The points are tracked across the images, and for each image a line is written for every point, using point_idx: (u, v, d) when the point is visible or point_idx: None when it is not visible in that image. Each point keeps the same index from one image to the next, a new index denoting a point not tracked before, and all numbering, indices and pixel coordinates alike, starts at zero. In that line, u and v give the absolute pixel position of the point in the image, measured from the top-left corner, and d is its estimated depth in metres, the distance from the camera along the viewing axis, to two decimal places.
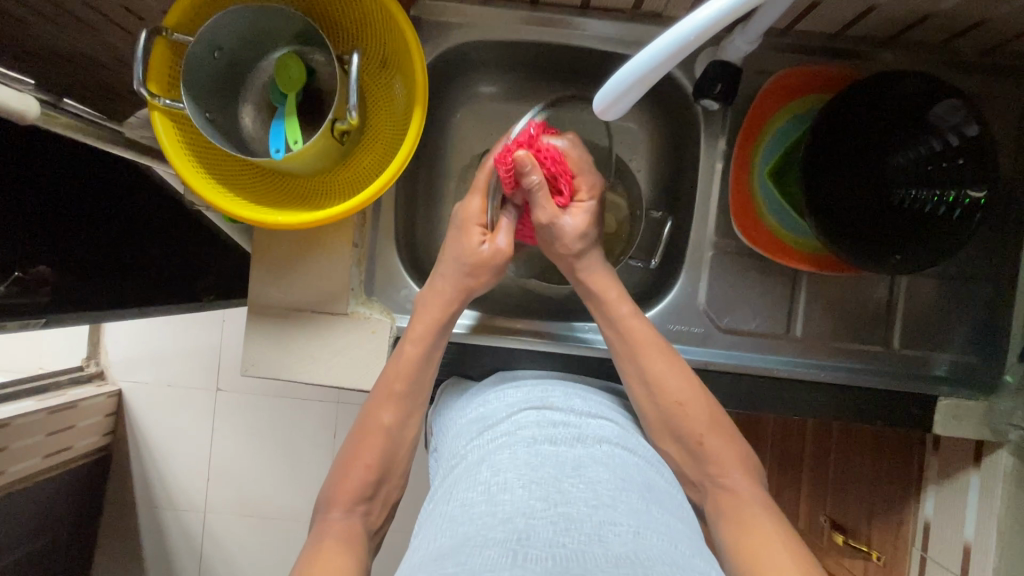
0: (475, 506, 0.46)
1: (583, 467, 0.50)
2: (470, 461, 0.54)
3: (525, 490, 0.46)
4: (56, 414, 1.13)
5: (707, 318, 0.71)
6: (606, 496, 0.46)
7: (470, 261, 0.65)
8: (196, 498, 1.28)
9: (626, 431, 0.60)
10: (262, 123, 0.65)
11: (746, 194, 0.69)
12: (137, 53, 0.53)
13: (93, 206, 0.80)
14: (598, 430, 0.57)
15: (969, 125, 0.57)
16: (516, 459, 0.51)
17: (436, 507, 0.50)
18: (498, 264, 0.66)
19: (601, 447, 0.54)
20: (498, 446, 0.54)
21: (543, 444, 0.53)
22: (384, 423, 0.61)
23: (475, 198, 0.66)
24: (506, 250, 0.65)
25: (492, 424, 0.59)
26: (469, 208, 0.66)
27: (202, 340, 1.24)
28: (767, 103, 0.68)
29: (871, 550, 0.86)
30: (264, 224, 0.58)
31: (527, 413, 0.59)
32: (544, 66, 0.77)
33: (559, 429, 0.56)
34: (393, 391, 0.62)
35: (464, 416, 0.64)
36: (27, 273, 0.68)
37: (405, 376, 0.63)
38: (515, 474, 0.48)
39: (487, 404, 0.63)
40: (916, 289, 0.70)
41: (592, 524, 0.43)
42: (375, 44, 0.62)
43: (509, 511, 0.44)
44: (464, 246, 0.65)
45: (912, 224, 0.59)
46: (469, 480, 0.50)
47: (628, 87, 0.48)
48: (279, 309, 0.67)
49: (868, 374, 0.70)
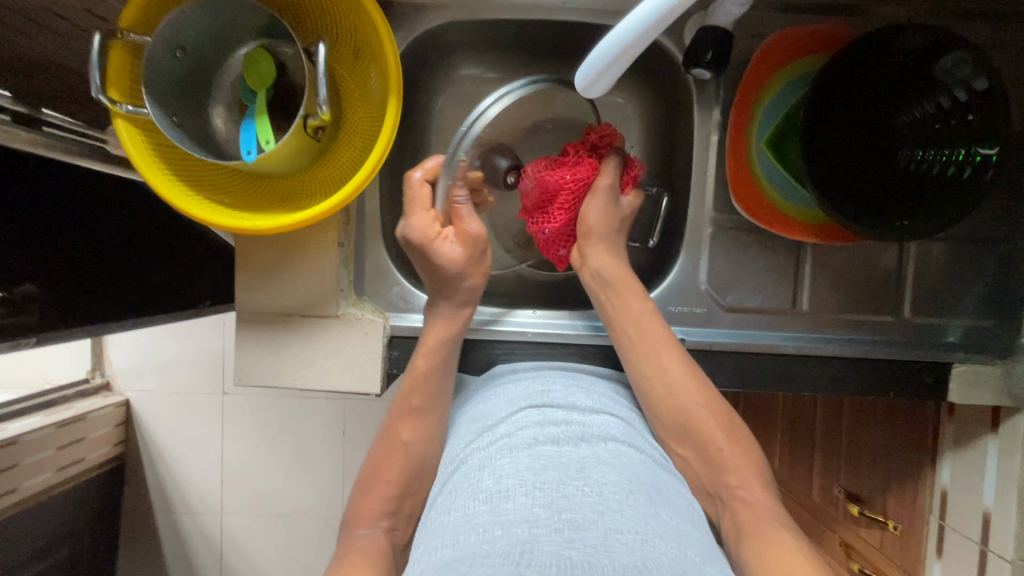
0: (477, 516, 0.44)
1: (587, 468, 0.49)
2: (471, 466, 0.52)
3: (528, 497, 0.45)
4: (65, 428, 1.13)
5: (711, 297, 0.68)
6: (612, 500, 0.45)
7: (456, 267, 0.62)
8: (211, 501, 1.28)
9: (633, 428, 0.59)
10: (234, 124, 0.62)
11: (745, 167, 0.66)
12: (90, 58, 0.50)
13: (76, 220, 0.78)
14: (602, 428, 0.56)
15: (978, 78, 0.54)
16: (517, 463, 0.49)
17: (438, 516, 0.48)
18: (479, 251, 0.63)
19: (606, 447, 0.53)
20: (499, 449, 0.52)
21: (545, 446, 0.51)
22: (404, 439, 0.60)
23: (416, 213, 0.61)
24: (480, 235, 0.63)
25: (491, 426, 0.57)
26: (415, 225, 0.61)
27: (202, 346, 1.23)
28: (761, 69, 0.65)
29: (888, 519, 0.85)
30: (242, 231, 0.55)
31: (528, 413, 0.57)
32: (527, 42, 0.74)
33: (560, 428, 0.54)
34: (410, 406, 0.61)
35: (466, 415, 0.63)
36: (14, 293, 0.66)
37: (421, 389, 0.62)
38: (517, 479, 0.47)
39: (486, 402, 0.62)
40: (926, 254, 0.67)
41: (597, 532, 0.41)
42: (345, 32, 0.59)
43: (511, 520, 0.43)
44: (440, 258, 0.61)
45: (921, 188, 0.56)
46: (470, 487, 0.49)
47: (608, 61, 0.45)
48: (269, 315, 0.65)
49: (879, 345, 0.67)
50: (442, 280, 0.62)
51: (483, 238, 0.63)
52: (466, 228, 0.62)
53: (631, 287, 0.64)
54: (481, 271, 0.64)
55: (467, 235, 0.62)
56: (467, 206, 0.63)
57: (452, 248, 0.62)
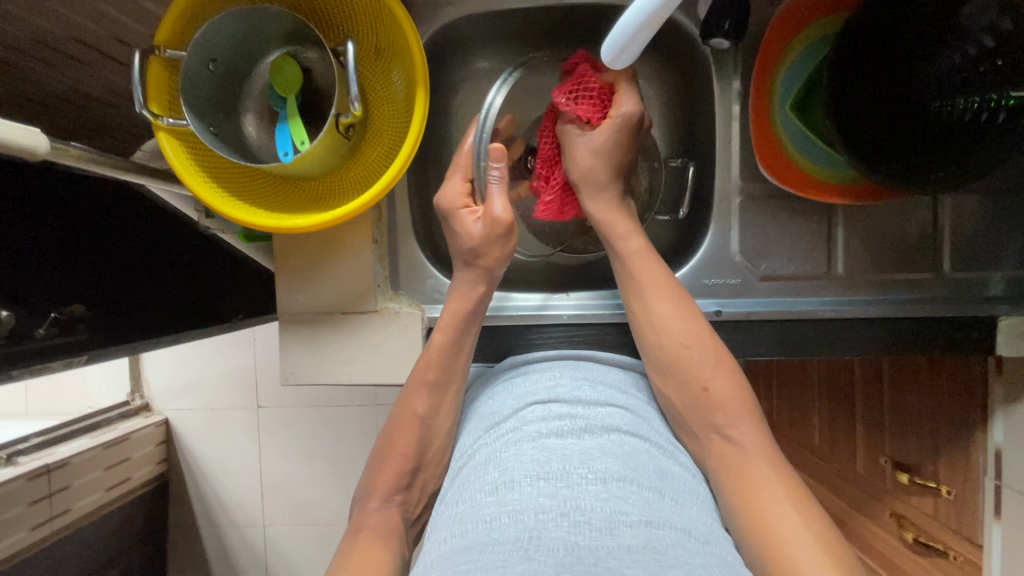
0: (485, 506, 0.47)
1: (591, 459, 0.51)
2: (477, 460, 0.55)
3: (533, 487, 0.47)
4: (110, 448, 1.17)
5: (745, 268, 0.68)
6: (616, 488, 0.47)
7: (473, 243, 0.64)
8: (254, 512, 1.31)
9: (639, 418, 0.60)
10: (265, 130, 0.65)
11: (770, 132, 0.66)
12: (132, 76, 0.53)
13: (106, 244, 0.81)
14: (606, 419, 0.58)
15: (1006, 20, 0.50)
16: (521, 456, 0.52)
17: (446, 509, 0.51)
18: (499, 234, 0.64)
19: (609, 439, 0.55)
20: (505, 444, 0.55)
21: (549, 437, 0.54)
22: (419, 411, 0.63)
23: (455, 182, 0.67)
24: (503, 219, 0.63)
25: (498, 424, 0.60)
26: (449, 194, 0.66)
27: (235, 359, 1.26)
28: (779, 32, 0.64)
29: (940, 485, 0.83)
30: (284, 230, 0.57)
31: (535, 410, 0.59)
32: (543, 31, 0.74)
33: (565, 422, 0.57)
34: (427, 378, 0.63)
35: (476, 411, 0.65)
36: (63, 314, 0.69)
37: (436, 362, 0.63)
38: (522, 470, 0.50)
39: (494, 398, 0.65)
40: (964, 206, 0.66)
41: (602, 515, 0.44)
42: (367, 32, 0.60)
43: (518, 508, 0.45)
44: (461, 231, 0.65)
45: (945, 137, 0.55)
46: (476, 481, 0.51)
47: (633, 30, 0.44)
48: (310, 315, 0.67)
49: (920, 303, 0.66)
50: (465, 253, 0.65)
51: (506, 222, 0.64)
52: (488, 207, 0.64)
53: (619, 232, 0.66)
54: (500, 253, 0.65)
55: (487, 215, 0.64)
56: (496, 185, 0.64)
57: (475, 225, 0.65)
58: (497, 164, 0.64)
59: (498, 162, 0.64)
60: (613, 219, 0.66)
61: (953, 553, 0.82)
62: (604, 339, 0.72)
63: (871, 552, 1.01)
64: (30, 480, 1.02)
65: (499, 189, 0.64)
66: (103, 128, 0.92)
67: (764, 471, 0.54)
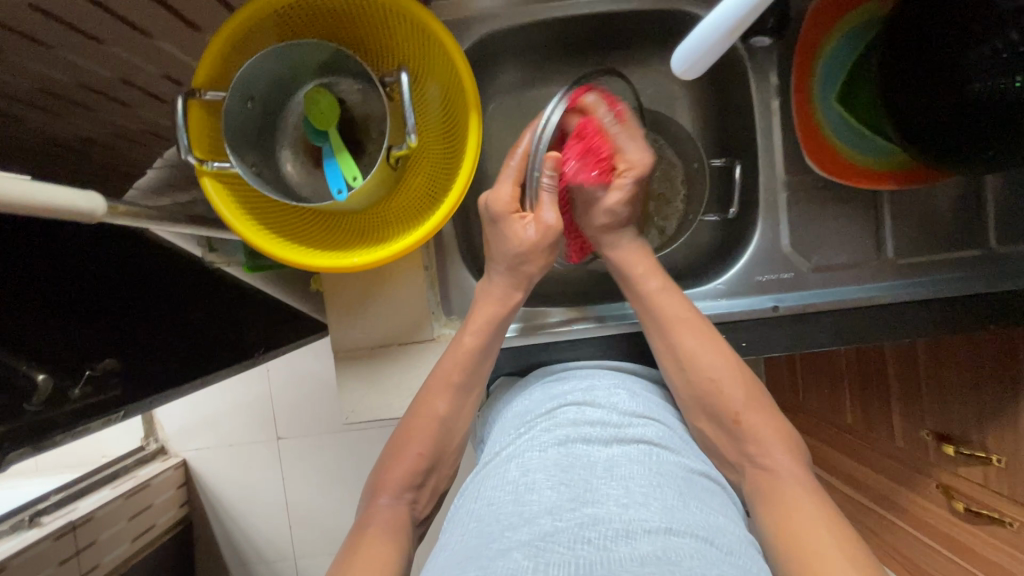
0: (502, 505, 0.48)
1: (615, 466, 0.52)
2: (502, 458, 0.57)
3: (553, 491, 0.49)
4: (132, 497, 1.13)
5: (796, 261, 0.68)
6: (638, 495, 0.48)
7: (520, 249, 0.62)
8: (286, 548, 1.27)
9: (672, 431, 0.60)
10: (304, 166, 0.63)
11: (815, 126, 0.66)
12: (177, 122, 0.51)
13: (120, 290, 0.78)
14: (640, 430, 0.57)
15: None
16: (544, 459, 0.53)
17: (465, 505, 0.53)
18: (548, 243, 0.63)
19: (636, 444, 0.55)
20: (530, 443, 0.56)
21: (577, 442, 0.55)
22: (440, 412, 0.61)
23: (504, 185, 0.64)
24: (554, 227, 0.62)
25: (530, 420, 0.61)
26: (499, 197, 0.63)
27: (257, 393, 1.24)
28: (815, 29, 0.65)
29: (990, 455, 0.80)
30: (343, 269, 0.56)
31: (565, 410, 0.60)
32: (575, 41, 0.74)
33: (595, 427, 0.57)
34: (452, 381, 0.61)
35: (510, 411, 0.65)
36: (96, 369, 0.66)
37: (461, 364, 0.62)
38: (543, 473, 0.51)
39: (525, 400, 0.65)
40: (1007, 183, 0.66)
41: (621, 522, 0.45)
42: (407, 57, 0.59)
43: (536, 512, 0.46)
44: (511, 237, 0.63)
45: (982, 116, 0.53)
46: (498, 478, 0.53)
47: (716, 36, 0.44)
48: (366, 349, 0.66)
49: (968, 282, 0.67)
50: (510, 259, 0.63)
51: (559, 230, 0.63)
52: (539, 214, 0.62)
53: (645, 269, 0.67)
54: (545, 261, 0.64)
55: (539, 221, 0.62)
56: (549, 193, 0.63)
57: (525, 231, 0.63)
58: (549, 170, 0.62)
59: (550, 169, 0.62)
60: (634, 262, 0.67)
61: (1010, 520, 0.77)
62: None
63: (918, 524, 0.94)
64: (57, 540, 0.99)
65: (551, 195, 0.63)
66: (109, 171, 0.89)
67: (802, 496, 0.52)
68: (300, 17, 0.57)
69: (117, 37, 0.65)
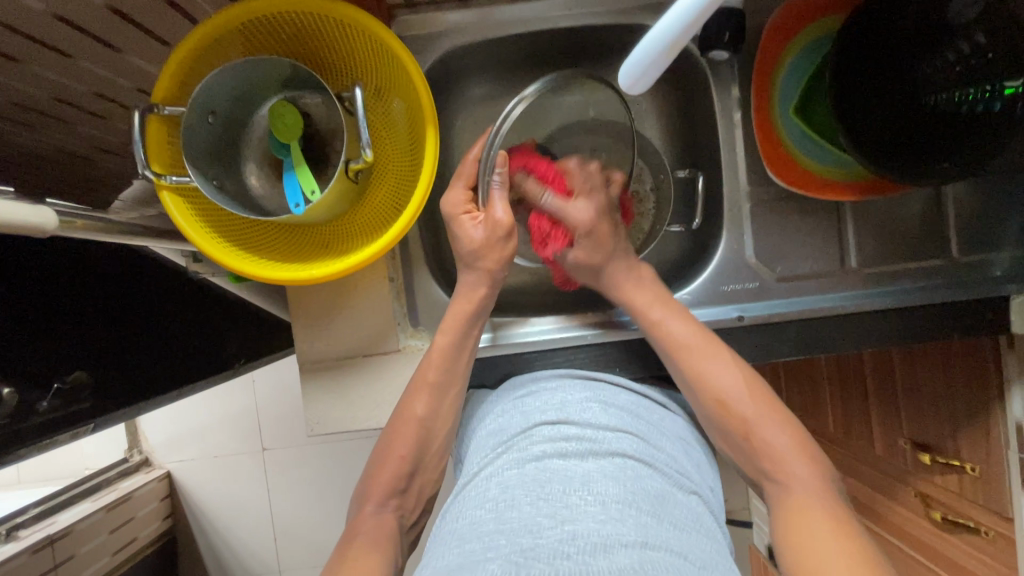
0: (483, 523, 0.48)
1: (591, 481, 0.52)
2: (481, 477, 0.56)
3: (532, 507, 0.49)
4: (113, 510, 1.12)
5: (762, 271, 0.69)
6: (614, 510, 0.48)
7: (473, 248, 0.63)
8: (268, 561, 1.26)
9: (649, 444, 0.59)
10: (268, 178, 0.63)
11: (774, 138, 0.67)
12: (133, 136, 0.51)
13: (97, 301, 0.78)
14: (614, 444, 0.57)
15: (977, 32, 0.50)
16: (522, 475, 0.53)
17: (446, 524, 0.52)
18: (501, 238, 0.63)
19: (612, 458, 0.55)
20: (507, 462, 0.56)
21: (553, 458, 0.55)
22: (418, 413, 0.60)
23: (456, 189, 0.66)
24: (504, 222, 0.63)
25: (507, 438, 0.60)
26: (451, 200, 0.65)
27: (238, 404, 1.23)
28: (773, 43, 0.66)
29: (963, 462, 0.78)
30: (300, 281, 0.56)
31: (542, 428, 0.59)
32: (543, 54, 0.75)
33: (571, 443, 0.57)
34: (428, 379, 0.61)
35: (484, 428, 0.65)
36: (64, 382, 0.66)
37: (438, 364, 0.62)
38: (522, 489, 0.51)
39: (501, 414, 0.65)
40: (962, 194, 0.67)
41: (598, 536, 0.45)
42: (369, 72, 0.60)
43: (516, 528, 0.46)
44: (463, 236, 0.64)
45: (939, 126, 0.54)
46: (477, 497, 0.53)
47: (656, 54, 0.46)
48: (331, 360, 0.66)
49: (932, 290, 0.68)
50: (466, 258, 0.64)
51: (512, 228, 0.63)
52: (490, 211, 0.63)
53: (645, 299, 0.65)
54: (501, 257, 0.64)
55: (490, 219, 0.63)
56: (500, 190, 0.64)
57: (475, 231, 0.64)
58: (498, 168, 0.63)
59: (500, 168, 0.63)
60: (636, 292, 0.66)
61: (984, 528, 0.75)
62: (631, 357, 0.71)
63: (897, 532, 0.94)
64: (33, 555, 0.98)
65: (502, 193, 0.64)
66: (85, 183, 0.89)
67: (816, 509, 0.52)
68: (264, 33, 0.57)
69: (87, 52, 0.65)
